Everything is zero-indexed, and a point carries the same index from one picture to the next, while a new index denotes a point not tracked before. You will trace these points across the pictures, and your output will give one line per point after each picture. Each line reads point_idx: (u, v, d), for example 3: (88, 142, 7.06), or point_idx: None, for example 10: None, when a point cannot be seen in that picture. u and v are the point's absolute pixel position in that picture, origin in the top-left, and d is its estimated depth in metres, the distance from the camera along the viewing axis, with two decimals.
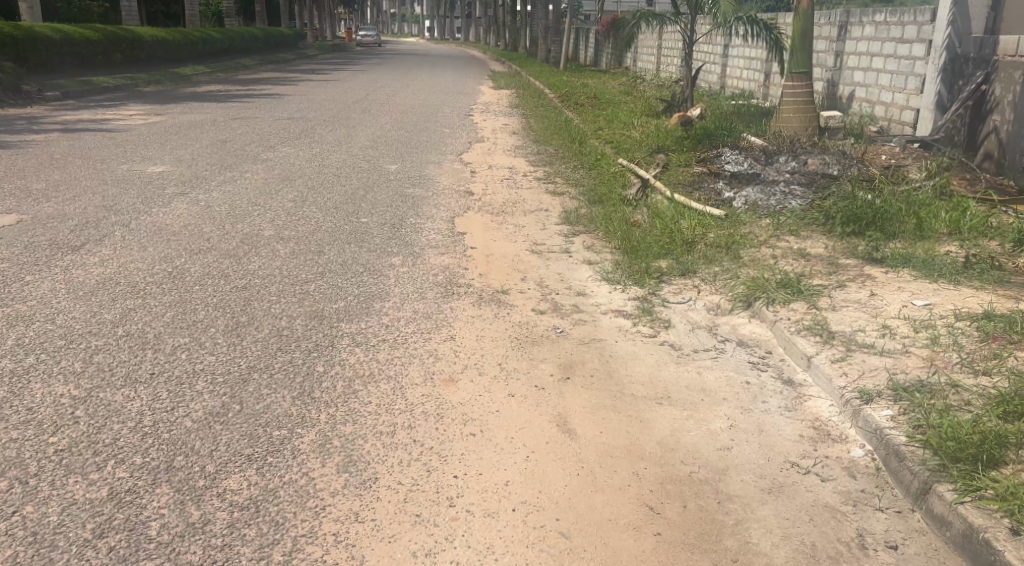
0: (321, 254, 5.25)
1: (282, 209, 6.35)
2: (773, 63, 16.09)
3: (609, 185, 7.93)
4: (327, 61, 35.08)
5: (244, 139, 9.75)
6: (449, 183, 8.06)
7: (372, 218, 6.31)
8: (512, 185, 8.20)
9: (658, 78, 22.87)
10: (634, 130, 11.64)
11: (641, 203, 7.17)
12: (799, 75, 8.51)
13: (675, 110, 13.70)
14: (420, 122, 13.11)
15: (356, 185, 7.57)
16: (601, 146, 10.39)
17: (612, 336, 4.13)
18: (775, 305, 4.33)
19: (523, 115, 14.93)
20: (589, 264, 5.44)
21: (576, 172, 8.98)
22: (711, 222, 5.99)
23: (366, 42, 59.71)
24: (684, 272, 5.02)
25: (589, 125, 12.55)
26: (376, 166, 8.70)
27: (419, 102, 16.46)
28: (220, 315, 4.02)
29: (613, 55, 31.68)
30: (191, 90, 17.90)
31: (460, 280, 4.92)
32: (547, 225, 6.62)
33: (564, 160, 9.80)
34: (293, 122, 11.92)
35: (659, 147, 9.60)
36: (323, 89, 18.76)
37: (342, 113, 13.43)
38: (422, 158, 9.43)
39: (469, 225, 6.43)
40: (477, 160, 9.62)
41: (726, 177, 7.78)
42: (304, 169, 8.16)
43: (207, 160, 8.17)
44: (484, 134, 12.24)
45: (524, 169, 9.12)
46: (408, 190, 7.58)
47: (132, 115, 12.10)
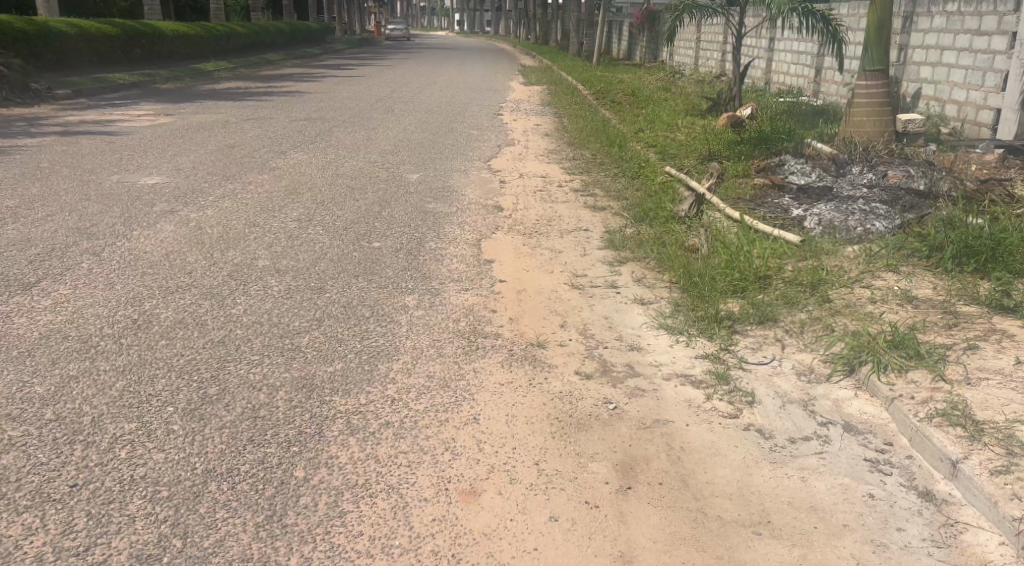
0: (322, 291, 4.42)
1: (283, 230, 5.54)
2: (826, 56, 14.96)
3: (657, 199, 7.01)
4: (354, 56, 34.40)
5: (254, 145, 8.98)
6: (476, 197, 7.21)
7: (386, 243, 5.47)
8: (546, 198, 7.33)
9: (699, 74, 21.78)
10: (679, 132, 10.68)
11: (696, 222, 6.24)
12: (874, 72, 7.54)
13: (722, 110, 12.69)
14: (447, 123, 12.25)
15: (371, 199, 6.74)
16: (644, 151, 9.47)
17: (682, 415, 3.22)
18: (889, 374, 3.39)
19: (556, 115, 14.00)
20: (642, 304, 4.55)
21: (618, 181, 8.06)
22: (785, 250, 5.05)
23: (395, 36, 59.02)
24: (761, 321, 4.10)
25: (628, 126, 11.60)
26: (395, 176, 7.87)
27: (446, 100, 15.63)
28: (182, 384, 3.19)
29: (649, 50, 30.58)
30: (210, 87, 17.23)
31: (486, 329, 4.06)
32: (588, 249, 5.74)
33: (602, 168, 8.90)
34: (310, 124, 11.11)
35: (708, 153, 8.65)
36: (347, 86, 17.99)
37: (363, 113, 12.62)
38: (446, 166, 8.59)
39: (498, 250, 5.57)
40: (506, 167, 8.74)
41: (791, 191, 6.83)
42: (315, 179, 7.36)
43: (208, 169, 7.40)
44: (514, 136, 11.36)
45: (559, 179, 8.24)
46: (429, 205, 6.74)
47: (140, 115, 11.41)
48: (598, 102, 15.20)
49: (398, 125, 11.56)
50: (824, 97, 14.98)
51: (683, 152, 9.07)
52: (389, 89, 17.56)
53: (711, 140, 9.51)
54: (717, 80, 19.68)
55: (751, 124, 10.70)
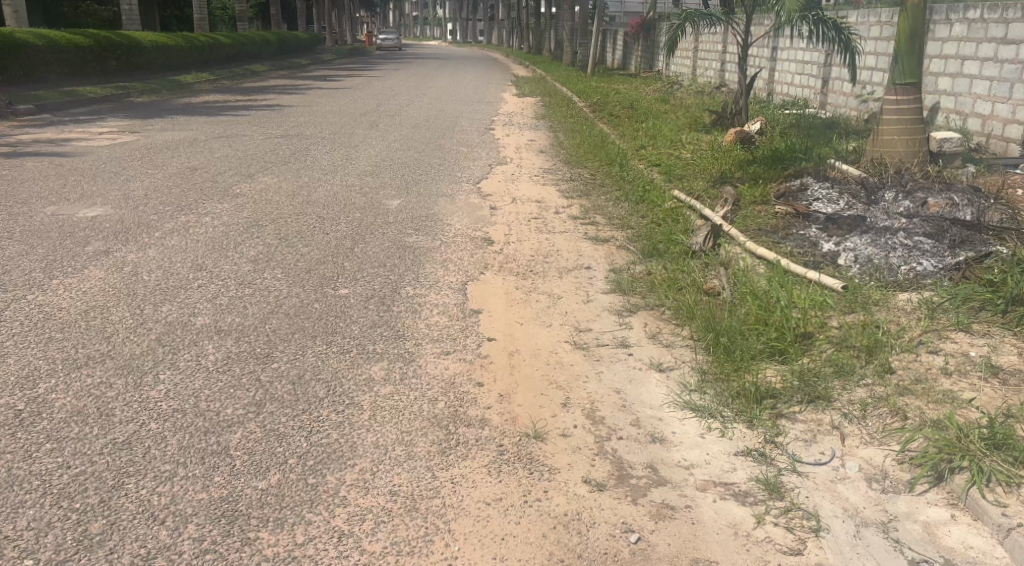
0: (268, 360, 3.62)
1: (234, 276, 4.76)
2: (835, 65, 14.27)
3: (668, 230, 6.24)
4: (343, 66, 33.71)
5: (220, 167, 8.22)
6: (462, 227, 6.44)
7: (354, 288, 4.68)
8: (541, 228, 6.56)
9: (699, 84, 21.08)
10: (683, 148, 9.95)
11: (714, 259, 5.46)
12: (905, 86, 6.79)
13: (728, 123, 11.96)
14: (434, 139, 11.49)
15: (344, 233, 5.96)
16: (649, 171, 8.73)
17: (727, 551, 2.43)
18: (993, 488, 2.60)
19: (551, 129, 13.22)
20: (661, 370, 3.75)
21: (621, 207, 7.30)
22: (827, 299, 4.27)
23: (386, 45, 58.33)
24: (812, 399, 3.31)
25: (628, 143, 10.84)
26: (373, 201, 7.11)
27: (436, 113, 14.89)
28: (56, 517, 2.41)
29: (644, 59, 29.95)
30: (186, 101, 16.45)
31: (468, 412, 3.25)
32: (591, 292, 4.94)
33: (602, 191, 8.12)
34: (286, 141, 10.34)
35: (719, 174, 7.89)
36: (331, 98, 17.23)
37: (345, 129, 11.86)
38: (431, 189, 7.81)
39: (486, 296, 4.78)
40: (497, 191, 7.96)
41: (818, 220, 6.05)
42: (282, 208, 6.60)
43: (160, 198, 6.60)
44: (507, 154, 10.58)
45: (556, 205, 7.46)
46: (409, 238, 5.96)
47: (103, 132, 10.62)
48: (594, 115, 14.46)
49: (381, 142, 10.79)
50: (833, 109, 14.27)
51: (691, 173, 8.31)
52: (375, 101, 16.78)
53: (721, 159, 8.76)
54: (718, 92, 18.97)
55: (761, 140, 9.97)
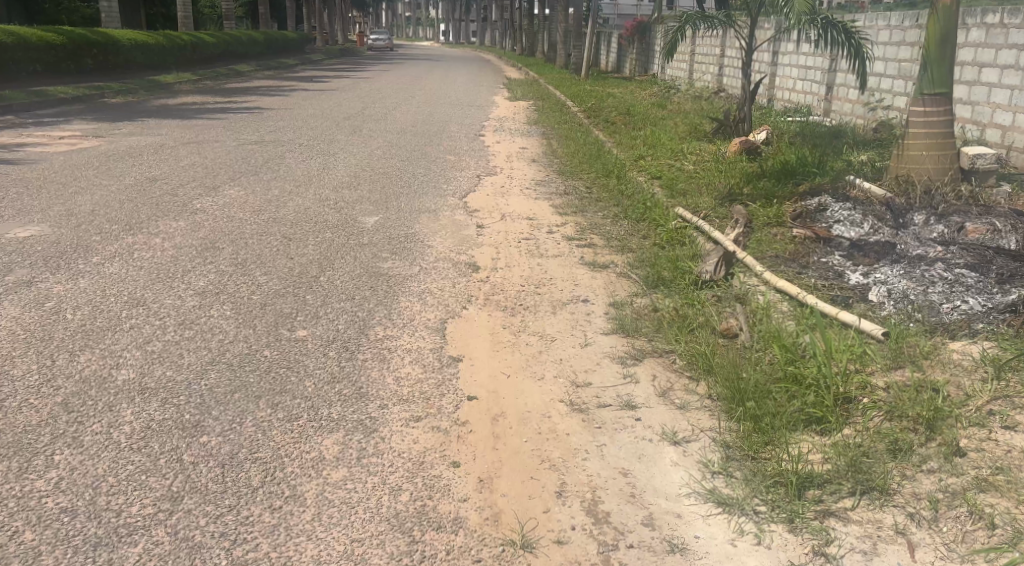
0: (198, 430, 2.97)
1: (175, 313, 4.11)
2: (840, 71, 13.72)
3: (674, 256, 5.60)
4: (332, 68, 33.04)
5: (183, 177, 7.57)
6: (445, 250, 5.80)
7: (315, 329, 4.04)
8: (532, 251, 5.94)
9: (696, 90, 20.51)
10: (685, 159, 9.35)
11: (729, 293, 4.83)
12: (934, 97, 6.19)
13: (731, 132, 11.36)
14: (420, 146, 10.86)
15: (311, 257, 5.32)
16: (649, 185, 8.11)
17: None
18: None
19: (545, 136, 12.59)
20: (676, 442, 3.11)
21: (620, 227, 6.68)
22: (869, 350, 3.65)
23: (378, 46, 57.64)
24: (868, 492, 2.67)
25: (625, 152, 10.23)
26: (348, 218, 6.47)
27: (424, 118, 14.27)
28: None
29: (639, 62, 29.40)
30: (161, 102, 15.75)
31: (439, 508, 2.61)
32: (590, 332, 4.30)
33: (600, 207, 7.49)
34: (259, 148, 9.68)
35: (727, 189, 7.27)
36: (315, 101, 16.56)
37: (326, 134, 11.21)
38: (413, 204, 7.17)
39: (468, 338, 4.13)
40: (485, 207, 7.34)
41: (842, 247, 5.43)
42: (245, 226, 5.96)
43: (108, 214, 5.95)
44: (498, 163, 9.94)
45: (549, 223, 6.82)
46: (383, 263, 5.32)
47: (65, 136, 9.95)
48: (589, 121, 13.84)
49: (363, 150, 10.14)
50: (838, 116, 13.70)
51: (696, 188, 7.69)
52: (361, 104, 16.14)
53: (727, 173, 8.15)
54: (716, 98, 18.41)
55: (767, 151, 9.38)
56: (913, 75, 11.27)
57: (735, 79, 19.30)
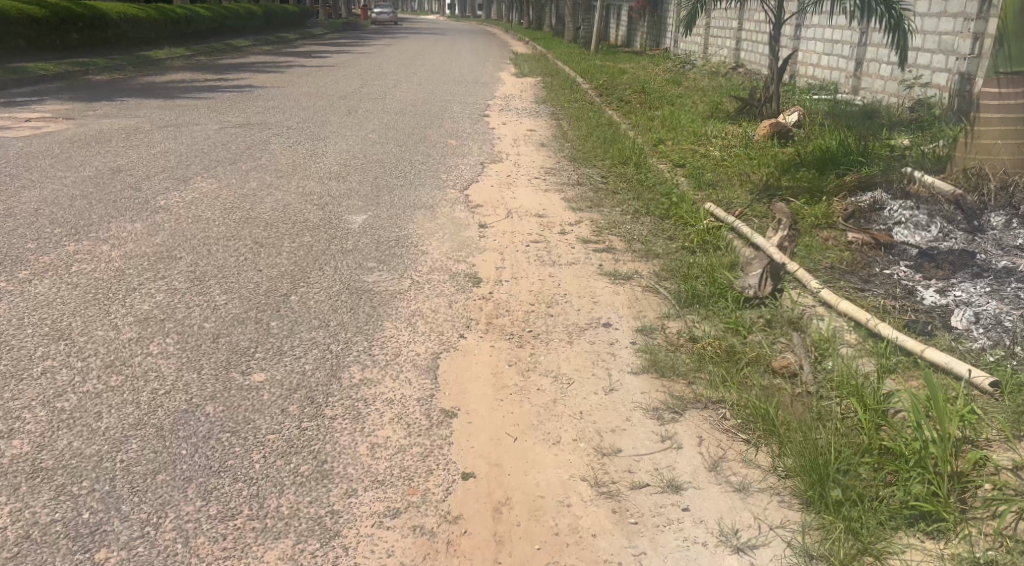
0: (96, 541, 2.23)
1: (103, 348, 3.34)
2: (871, 45, 12.79)
3: (709, 266, 4.80)
4: (333, 42, 32.11)
5: (151, 166, 6.78)
6: (441, 258, 5.02)
7: (276, 373, 3.27)
8: (543, 259, 5.15)
9: (712, 65, 19.57)
10: (709, 144, 8.52)
11: (780, 317, 4.04)
12: (1010, 76, 5.28)
13: (756, 113, 10.50)
14: (420, 130, 10.03)
15: (284, 268, 4.55)
16: (672, 175, 7.31)
17: None
18: None
19: (554, 117, 11.75)
20: (740, 551, 2.34)
21: (641, 228, 5.88)
22: (979, 410, 2.87)
23: (382, 19, 56.39)
24: None
25: (642, 136, 9.41)
26: (332, 217, 5.69)
27: (425, 96, 13.41)
28: None
29: (651, 35, 28.40)
30: (147, 79, 14.90)
31: None
32: (615, 371, 3.51)
33: (617, 204, 6.70)
34: (243, 133, 8.87)
35: (761, 181, 6.46)
36: (311, 78, 15.70)
37: (318, 116, 10.39)
38: (407, 200, 6.39)
39: (465, 381, 3.34)
40: (488, 203, 6.55)
41: (908, 256, 4.63)
42: (211, 228, 5.18)
43: (55, 214, 5.18)
44: (503, 149, 9.12)
45: (560, 223, 6.04)
46: (368, 276, 4.55)
47: (32, 118, 9.15)
48: (601, 100, 12.99)
49: (356, 134, 9.33)
50: (868, 94, 12.81)
51: (724, 181, 6.89)
52: (359, 81, 15.30)
53: (758, 162, 7.34)
54: (734, 74, 17.48)
55: (799, 136, 8.54)
56: (957, 49, 10.34)
57: (754, 54, 18.36)
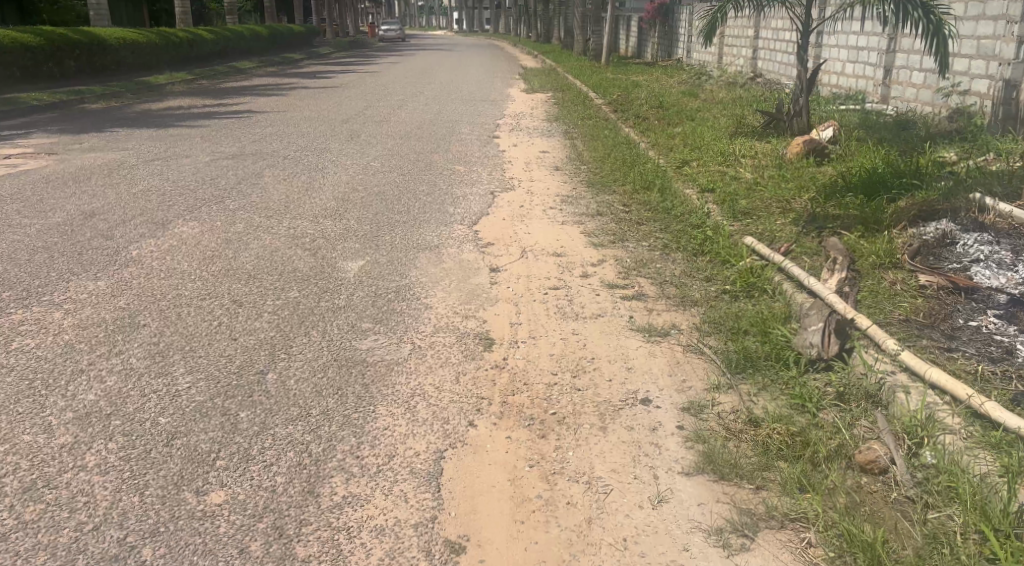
0: None
1: (26, 462, 2.71)
2: (900, 51, 12.13)
3: (760, 320, 4.12)
4: (339, 61, 31.74)
5: (129, 208, 6.19)
6: (448, 313, 4.38)
7: (239, 491, 2.62)
8: (564, 310, 4.50)
9: (728, 75, 18.96)
10: (737, 165, 7.88)
11: (856, 389, 3.36)
12: None
13: (785, 128, 9.88)
14: (425, 155, 9.43)
15: (263, 335, 3.90)
16: (702, 203, 6.64)
17: None
18: None
19: (568, 136, 11.13)
20: None
21: (673, 269, 5.22)
22: None
23: (389, 36, 56.18)
24: None
25: (664, 157, 8.78)
26: (325, 266, 5.05)
27: (432, 118, 12.85)
28: None
29: (662, 46, 27.84)
30: (144, 106, 14.42)
31: None
32: (662, 470, 2.84)
33: (644, 237, 6.04)
34: (235, 164, 8.28)
35: (806, 210, 5.78)
36: (313, 100, 15.18)
37: (318, 143, 9.81)
38: (410, 241, 5.75)
39: (476, 495, 2.67)
40: (500, 241, 5.90)
41: (995, 304, 3.94)
42: (185, 284, 4.56)
43: (10, 273, 4.58)
44: (515, 175, 8.49)
45: (582, 264, 5.38)
46: (361, 342, 3.90)
47: (14, 155, 8.62)
48: (616, 116, 12.36)
49: (357, 163, 8.74)
50: (899, 103, 12.13)
51: (762, 210, 6.22)
52: (364, 103, 14.77)
53: (798, 188, 6.68)
54: (752, 85, 16.84)
55: (838, 155, 7.98)
56: (999, 54, 9.63)
57: (772, 63, 17.71)
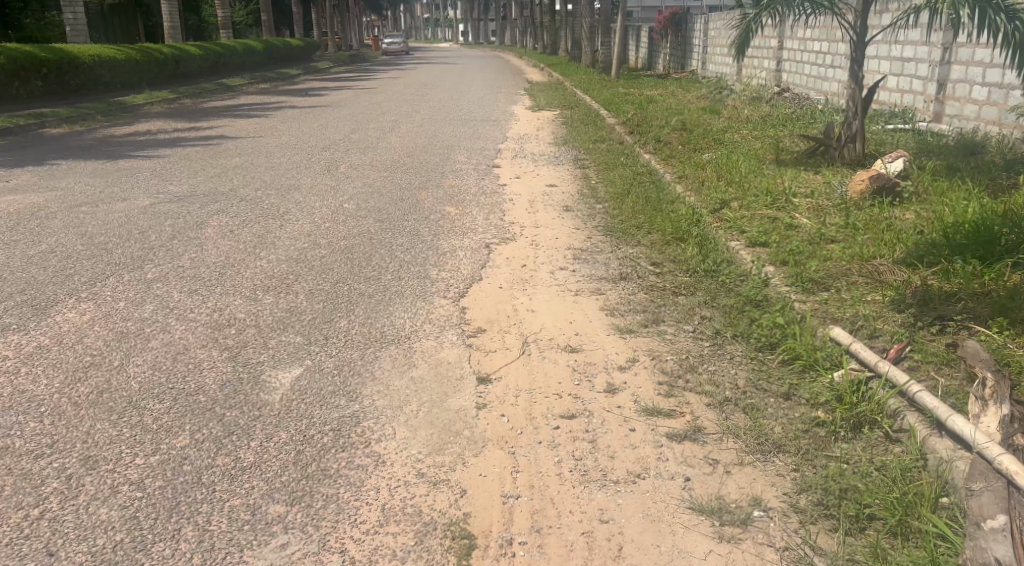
0: None
1: None
2: (957, 62, 10.65)
3: (893, 497, 2.64)
4: (338, 75, 30.47)
5: (10, 282, 4.75)
6: (412, 470, 2.92)
7: None
8: (584, 460, 3.02)
9: (750, 89, 17.51)
10: (789, 211, 6.44)
11: None
12: None
13: (834, 156, 8.45)
14: (412, 192, 7.99)
15: (101, 542, 2.44)
16: (757, 266, 5.17)
17: None
18: None
19: (579, 166, 9.70)
20: None
21: (735, 379, 3.75)
22: None
23: (393, 50, 55.07)
24: None
25: (696, 196, 7.35)
26: (240, 381, 3.58)
27: (427, 142, 11.44)
28: None
29: (674, 58, 26.48)
30: (109, 130, 13.07)
31: None
32: None
33: (685, 318, 4.56)
34: (177, 209, 6.87)
35: (906, 283, 4.30)
36: (297, 122, 13.78)
37: (287, 179, 8.40)
38: (373, 329, 4.29)
39: None
40: (495, 327, 4.43)
41: None
42: (23, 423, 3.11)
43: None
44: (517, 220, 7.05)
45: (606, 365, 3.90)
46: (259, 551, 2.44)
47: None
48: (634, 139, 10.96)
49: (328, 204, 7.31)
50: (958, 122, 10.63)
51: (842, 280, 4.75)
52: (353, 125, 13.40)
53: (880, 248, 5.22)
54: (779, 100, 15.38)
55: (910, 194, 6.54)
56: None
57: (799, 76, 16.30)
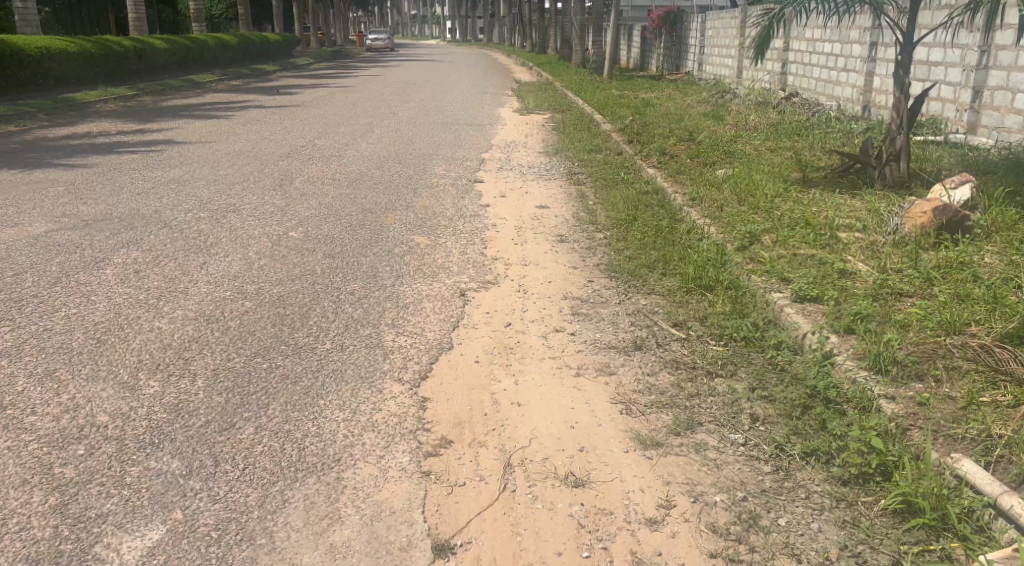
0: None
1: None
2: (998, 67, 9.44)
3: None
4: (316, 72, 29.06)
5: None
6: None
7: None
8: None
9: (754, 93, 16.32)
10: (839, 252, 5.19)
11: None
12: None
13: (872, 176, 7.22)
14: (374, 215, 6.70)
15: None
16: (815, 334, 3.94)
17: None
18: None
19: (574, 181, 8.45)
20: None
21: (824, 545, 2.49)
22: None
23: (377, 46, 53.44)
24: None
25: (715, 226, 6.09)
26: (54, 561, 2.32)
27: (401, 150, 10.13)
28: None
29: (669, 58, 25.25)
30: (44, 131, 11.67)
31: None
32: None
33: (728, 419, 3.31)
34: (76, 239, 5.55)
35: None
36: (258, 125, 12.43)
37: (227, 197, 7.09)
38: (289, 442, 3.01)
39: None
40: (464, 433, 3.16)
41: None
42: None
43: None
44: (500, 254, 5.76)
45: (625, 514, 2.64)
46: None
47: None
48: (634, 150, 9.72)
49: (269, 231, 6.01)
50: (998, 135, 9.43)
51: (938, 364, 3.51)
52: (321, 129, 12.05)
53: (972, 310, 3.99)
54: (788, 106, 14.20)
55: (984, 231, 5.32)
56: None
57: (807, 80, 15.11)
